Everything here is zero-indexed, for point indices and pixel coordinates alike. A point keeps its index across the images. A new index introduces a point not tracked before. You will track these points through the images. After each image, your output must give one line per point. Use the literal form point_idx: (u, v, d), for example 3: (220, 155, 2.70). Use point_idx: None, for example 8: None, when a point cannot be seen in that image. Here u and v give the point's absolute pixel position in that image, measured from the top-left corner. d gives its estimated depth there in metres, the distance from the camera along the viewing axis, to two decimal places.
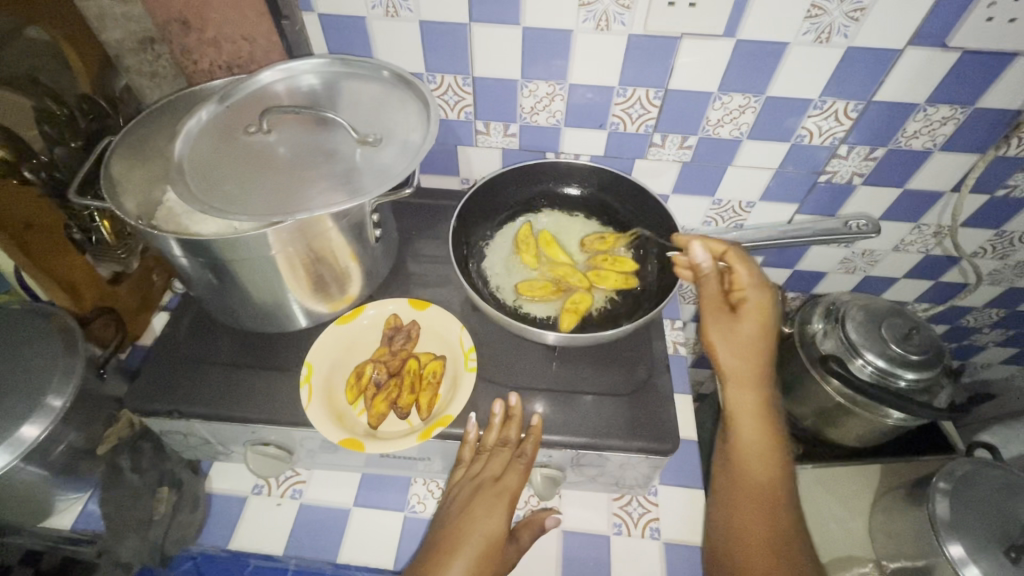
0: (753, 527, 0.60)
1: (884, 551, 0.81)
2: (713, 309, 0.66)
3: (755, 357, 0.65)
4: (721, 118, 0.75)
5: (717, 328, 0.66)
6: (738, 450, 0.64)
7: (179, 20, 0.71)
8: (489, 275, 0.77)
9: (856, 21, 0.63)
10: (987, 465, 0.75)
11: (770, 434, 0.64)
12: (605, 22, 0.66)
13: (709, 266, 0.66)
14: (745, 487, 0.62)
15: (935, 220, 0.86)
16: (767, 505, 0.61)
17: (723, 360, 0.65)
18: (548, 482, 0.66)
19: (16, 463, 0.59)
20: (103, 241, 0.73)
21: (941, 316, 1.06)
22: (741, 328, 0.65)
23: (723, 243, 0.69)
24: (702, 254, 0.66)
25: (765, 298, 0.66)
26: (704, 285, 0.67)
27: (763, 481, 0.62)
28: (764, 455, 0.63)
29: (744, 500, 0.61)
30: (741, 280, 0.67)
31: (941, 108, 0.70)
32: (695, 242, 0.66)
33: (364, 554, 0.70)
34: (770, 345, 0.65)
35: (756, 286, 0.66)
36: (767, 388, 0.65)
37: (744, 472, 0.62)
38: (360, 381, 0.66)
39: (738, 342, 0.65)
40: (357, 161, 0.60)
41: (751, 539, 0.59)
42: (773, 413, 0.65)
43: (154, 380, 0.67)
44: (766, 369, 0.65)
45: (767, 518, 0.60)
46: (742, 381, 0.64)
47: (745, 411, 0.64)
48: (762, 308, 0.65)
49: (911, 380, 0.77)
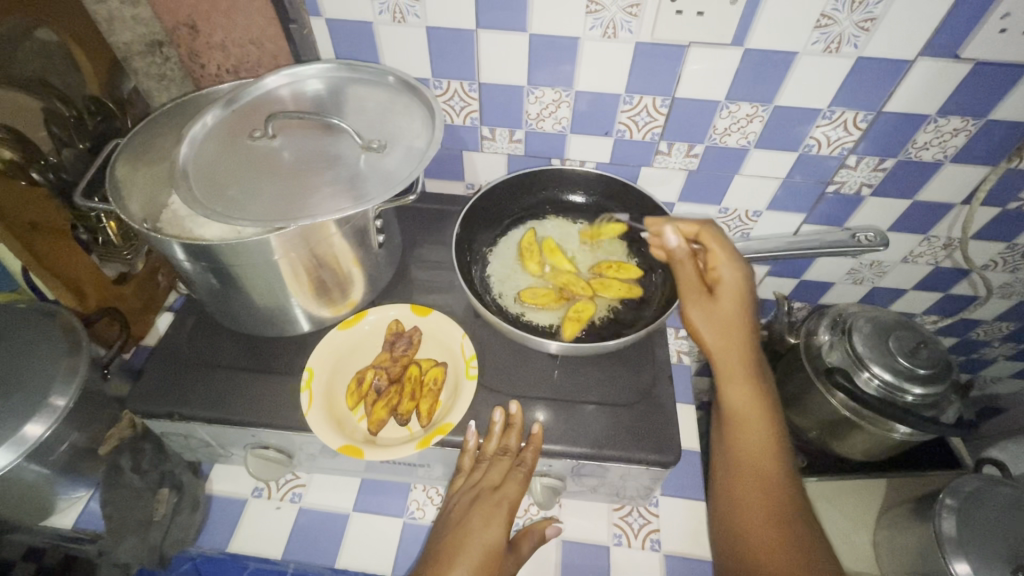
0: (759, 509, 0.58)
1: (888, 566, 0.81)
2: (689, 292, 0.65)
3: (739, 332, 0.64)
4: (728, 126, 0.74)
5: (697, 308, 0.65)
6: (734, 422, 0.63)
7: (188, 24, 0.72)
8: (492, 281, 0.77)
9: (866, 32, 0.62)
10: (998, 482, 0.74)
11: (763, 404, 0.63)
12: (612, 30, 0.66)
13: (681, 247, 0.66)
14: (746, 467, 0.60)
15: (945, 232, 0.84)
16: (771, 485, 0.59)
17: (709, 342, 0.64)
18: (548, 492, 0.67)
19: (18, 462, 0.59)
20: (110, 241, 0.75)
21: (950, 329, 1.05)
22: (721, 307, 0.64)
23: (695, 223, 0.68)
24: (673, 238, 0.66)
25: (742, 273, 0.64)
26: (678, 268, 0.66)
27: (762, 451, 0.61)
28: (762, 433, 0.62)
29: (744, 475, 0.60)
30: (716, 257, 0.65)
31: (952, 119, 0.69)
32: (666, 228, 0.66)
33: (362, 558, 0.70)
34: (750, 317, 0.65)
35: (730, 260, 0.65)
36: (758, 365, 0.64)
37: (743, 453, 0.61)
38: (361, 387, 0.65)
39: (721, 322, 0.64)
40: (362, 167, 0.60)
41: (756, 519, 0.57)
42: (764, 384, 0.64)
43: (156, 381, 0.67)
44: (752, 345, 0.64)
45: (773, 497, 0.58)
46: (731, 360, 0.63)
47: (736, 391, 0.63)
48: (738, 284, 0.64)
49: (920, 395, 0.76)
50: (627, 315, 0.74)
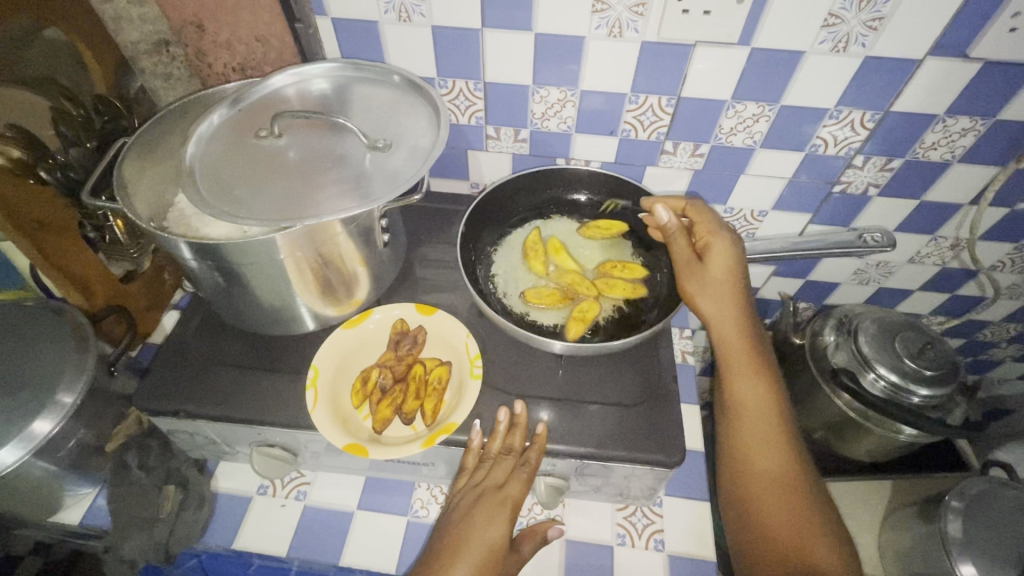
0: (763, 474, 0.59)
1: (893, 566, 0.81)
2: (681, 262, 0.66)
3: (736, 303, 0.64)
4: (734, 126, 0.74)
5: (691, 279, 0.65)
6: (734, 391, 0.63)
7: (195, 23, 0.72)
8: (497, 281, 0.77)
9: (874, 31, 0.62)
10: (1006, 485, 0.73)
11: (759, 370, 0.64)
12: (619, 29, 0.65)
13: (673, 223, 0.67)
14: (748, 434, 0.61)
15: (952, 232, 0.84)
16: (772, 447, 0.60)
17: (705, 313, 0.65)
18: (553, 491, 0.66)
19: (27, 459, 0.60)
20: (117, 240, 0.76)
21: (957, 329, 1.04)
22: (716, 279, 0.65)
23: (682, 200, 0.71)
24: (665, 214, 0.67)
25: (731, 244, 0.66)
26: (671, 242, 0.68)
27: (764, 418, 0.61)
28: (766, 406, 0.62)
29: (748, 444, 0.60)
30: (705, 228, 0.67)
31: (961, 119, 0.68)
32: (657, 205, 0.68)
33: (366, 557, 0.70)
34: (741, 283, 0.65)
35: (718, 230, 0.67)
36: (754, 336, 0.65)
37: (745, 425, 0.61)
38: (366, 386, 0.66)
39: (715, 290, 0.64)
40: (367, 167, 0.60)
41: (763, 488, 0.58)
42: (760, 349, 0.65)
43: (163, 379, 0.68)
44: (748, 313, 0.65)
45: (776, 460, 0.59)
46: (727, 328, 0.64)
47: (736, 363, 0.64)
48: (728, 251, 0.65)
49: (926, 396, 0.75)
50: (632, 315, 0.74)
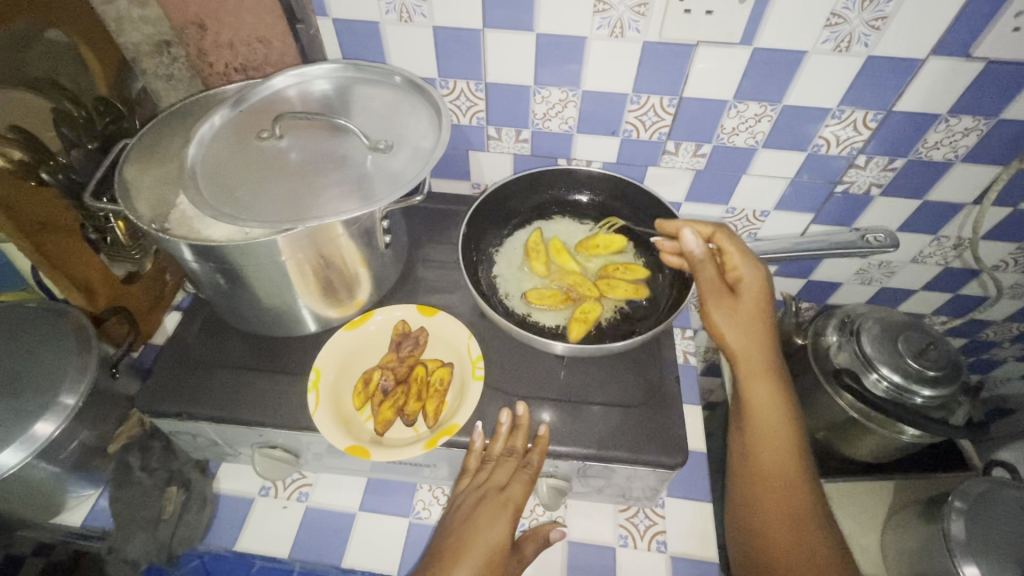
0: (779, 516, 0.59)
1: (895, 567, 0.81)
2: (712, 294, 0.63)
3: (761, 332, 0.64)
4: (736, 126, 0.73)
5: (720, 311, 0.63)
6: (754, 427, 0.63)
7: (197, 23, 0.72)
8: (498, 281, 0.77)
9: (876, 30, 0.61)
10: (1008, 486, 0.73)
11: (782, 407, 0.63)
12: (620, 29, 0.65)
13: (702, 251, 0.63)
14: (765, 472, 0.61)
15: (954, 232, 0.84)
16: (788, 487, 0.60)
17: (730, 342, 0.64)
18: (554, 493, 0.66)
19: (29, 460, 0.60)
20: (118, 241, 0.76)
21: (959, 329, 1.04)
22: (744, 308, 0.64)
23: (710, 225, 0.67)
24: (695, 240, 0.63)
25: (760, 274, 0.64)
26: (698, 270, 0.64)
27: (785, 459, 0.61)
28: (783, 430, 0.62)
29: (766, 482, 0.61)
30: (735, 259, 0.65)
31: (964, 118, 0.68)
32: (687, 229, 0.63)
33: (368, 558, 0.70)
34: (769, 319, 0.65)
35: (750, 262, 0.65)
36: (776, 363, 0.64)
37: (760, 447, 0.62)
38: (367, 387, 0.65)
39: (745, 325, 0.63)
40: (369, 168, 0.60)
41: (774, 509, 0.60)
42: (784, 386, 0.64)
43: (165, 380, 0.68)
44: (773, 342, 0.64)
45: (791, 501, 0.60)
46: (754, 364, 0.63)
47: (757, 390, 0.63)
48: (760, 285, 0.64)
49: (929, 397, 0.75)
50: (634, 316, 0.74)
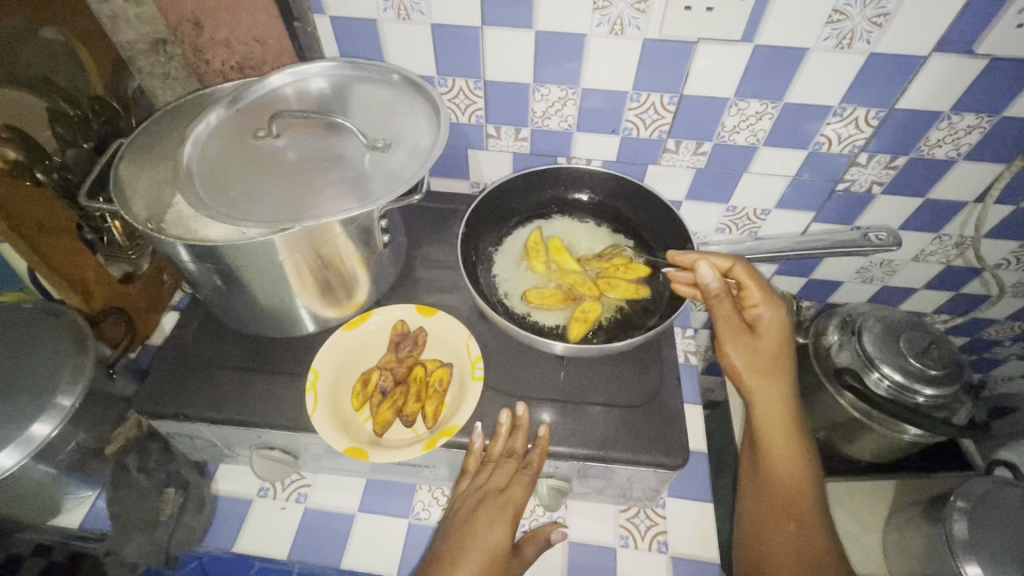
0: (791, 553, 0.59)
1: (897, 568, 0.81)
2: (728, 328, 0.64)
3: (778, 369, 0.65)
4: (737, 124, 0.73)
5: (737, 346, 0.64)
6: (768, 463, 0.64)
7: (193, 20, 0.72)
8: (497, 281, 0.77)
9: (878, 27, 0.61)
10: (1010, 485, 0.72)
11: (797, 444, 0.64)
12: (620, 26, 0.65)
13: (719, 285, 0.64)
14: (776, 508, 0.61)
15: (957, 230, 0.83)
16: (798, 526, 0.60)
17: (745, 376, 0.64)
18: (555, 493, 0.66)
19: (26, 462, 0.59)
20: (116, 241, 0.75)
21: (960, 328, 1.04)
22: (761, 345, 0.64)
23: (729, 259, 0.66)
24: (710, 274, 0.63)
25: (779, 312, 0.65)
26: (714, 304, 0.65)
27: (797, 497, 0.62)
28: (795, 460, 0.63)
29: (776, 517, 0.61)
30: (753, 296, 0.66)
31: (967, 116, 0.68)
32: (703, 263, 0.63)
33: (368, 559, 0.70)
34: (787, 357, 0.65)
35: (769, 299, 0.65)
36: (793, 398, 0.65)
37: (772, 476, 0.63)
38: (366, 388, 0.65)
39: (763, 363, 0.64)
40: (367, 167, 0.59)
41: (784, 546, 0.59)
42: (799, 423, 0.65)
43: (162, 382, 0.67)
44: (790, 378, 0.65)
45: (802, 540, 0.59)
46: (769, 402, 0.64)
47: (772, 422, 0.64)
48: (778, 323, 0.65)
49: (931, 396, 0.75)
50: (634, 316, 0.73)
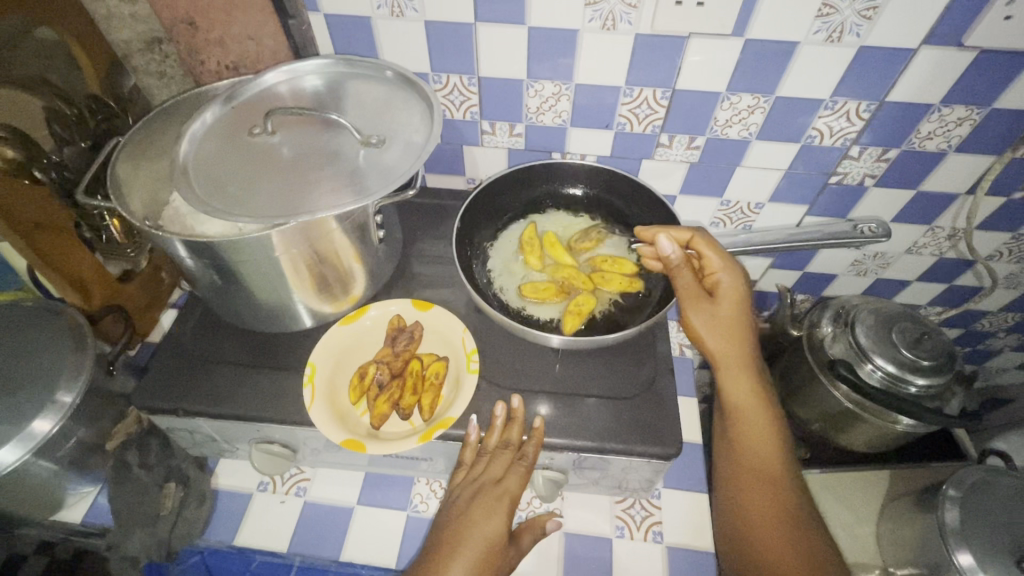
0: (771, 515, 0.60)
1: (890, 557, 0.82)
2: (690, 298, 0.65)
3: (740, 335, 0.65)
4: (730, 117, 0.73)
5: (700, 315, 0.65)
6: (740, 432, 0.64)
7: (187, 20, 0.72)
8: (492, 276, 0.77)
9: (868, 20, 0.61)
10: (999, 473, 0.74)
11: (766, 410, 0.65)
12: (612, 22, 0.65)
13: (678, 255, 0.64)
14: (750, 473, 0.62)
15: (949, 223, 0.84)
16: (773, 488, 0.61)
17: (709, 344, 0.65)
18: (551, 485, 0.66)
19: (27, 458, 0.60)
20: (114, 239, 0.76)
21: (955, 320, 1.04)
22: (722, 311, 0.65)
23: (687, 231, 0.67)
24: (669, 245, 0.64)
25: (738, 278, 0.65)
26: (675, 274, 0.66)
27: (771, 462, 0.62)
28: (764, 426, 0.64)
29: (753, 482, 0.62)
30: (712, 264, 0.66)
31: (957, 108, 0.68)
32: (661, 236, 0.64)
33: (367, 552, 0.71)
34: (748, 323, 0.66)
35: (728, 266, 0.65)
36: (758, 368, 0.66)
37: (745, 448, 0.63)
38: (363, 382, 0.66)
39: (725, 328, 0.64)
40: (361, 162, 0.60)
41: (762, 509, 0.60)
42: (766, 391, 0.66)
43: (162, 377, 0.68)
44: (752, 344, 0.65)
45: (779, 500, 0.60)
46: (733, 368, 0.65)
47: (738, 389, 0.65)
48: (737, 287, 0.65)
49: (923, 386, 0.75)
50: (627, 309, 0.74)
